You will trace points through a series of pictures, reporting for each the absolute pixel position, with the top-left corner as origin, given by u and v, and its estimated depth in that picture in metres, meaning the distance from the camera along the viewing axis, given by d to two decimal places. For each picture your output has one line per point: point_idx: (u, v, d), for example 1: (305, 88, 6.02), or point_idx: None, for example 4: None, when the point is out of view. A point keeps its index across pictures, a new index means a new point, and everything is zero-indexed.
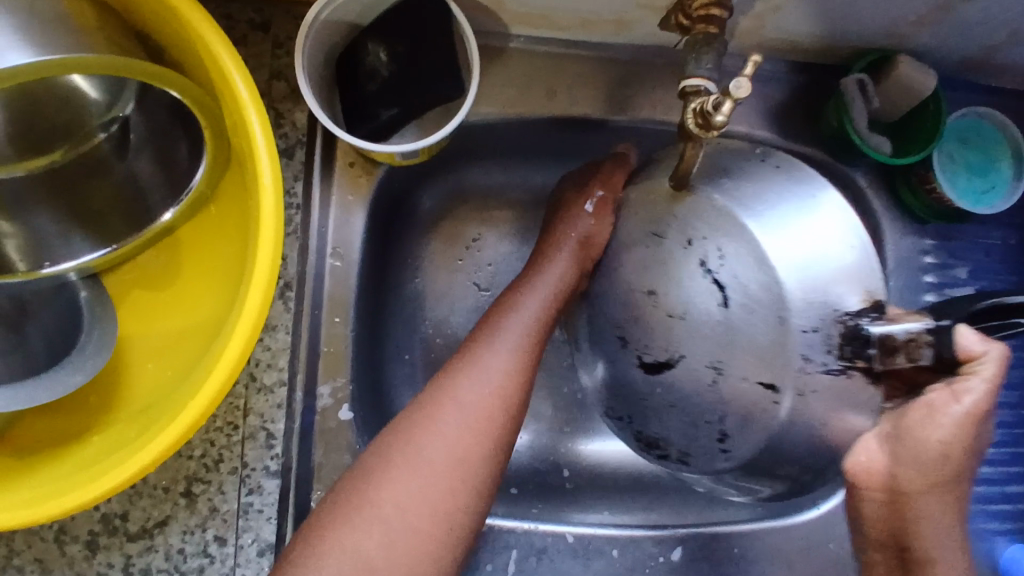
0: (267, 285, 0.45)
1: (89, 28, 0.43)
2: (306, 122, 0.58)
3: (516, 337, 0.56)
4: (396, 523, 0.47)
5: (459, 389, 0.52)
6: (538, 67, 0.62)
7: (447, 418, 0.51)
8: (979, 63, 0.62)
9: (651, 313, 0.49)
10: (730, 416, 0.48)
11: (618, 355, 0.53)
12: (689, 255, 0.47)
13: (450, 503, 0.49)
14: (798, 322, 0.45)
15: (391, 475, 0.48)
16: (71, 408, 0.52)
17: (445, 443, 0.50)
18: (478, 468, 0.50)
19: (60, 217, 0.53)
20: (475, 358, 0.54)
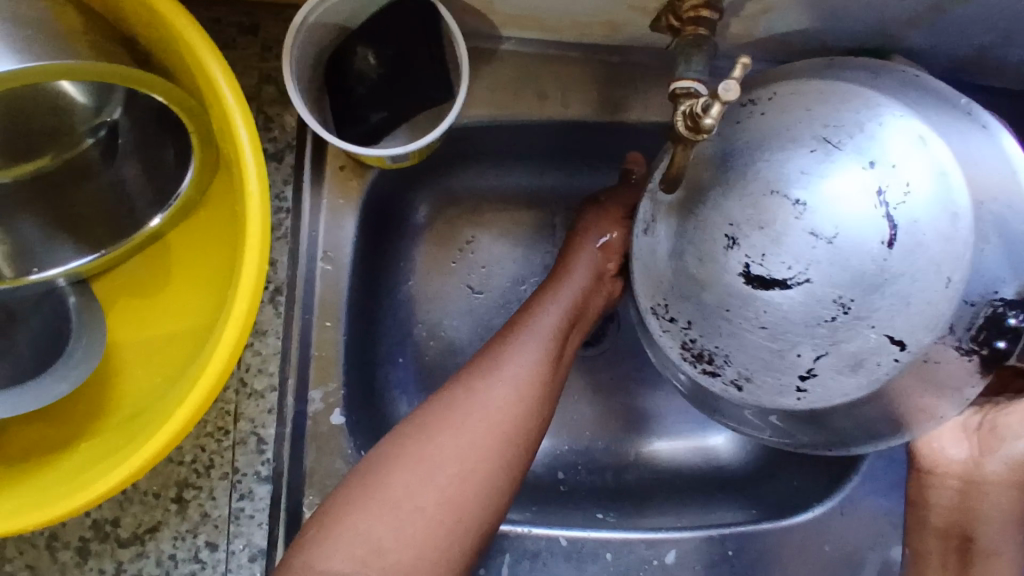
0: (254, 291, 0.45)
1: (75, 34, 0.42)
2: (295, 126, 0.57)
3: (524, 360, 0.55)
4: (425, 490, 0.49)
5: (489, 380, 0.54)
6: (530, 69, 0.61)
7: (469, 412, 0.52)
8: (973, 63, 0.61)
9: (782, 218, 0.40)
10: (837, 357, 0.41)
11: (705, 251, 0.42)
12: (864, 177, 0.40)
13: (461, 493, 0.50)
14: (962, 293, 0.41)
15: (404, 464, 0.49)
16: (58, 414, 0.52)
17: (466, 429, 0.51)
18: (499, 455, 0.52)
19: (46, 223, 0.52)
20: (481, 381, 0.54)
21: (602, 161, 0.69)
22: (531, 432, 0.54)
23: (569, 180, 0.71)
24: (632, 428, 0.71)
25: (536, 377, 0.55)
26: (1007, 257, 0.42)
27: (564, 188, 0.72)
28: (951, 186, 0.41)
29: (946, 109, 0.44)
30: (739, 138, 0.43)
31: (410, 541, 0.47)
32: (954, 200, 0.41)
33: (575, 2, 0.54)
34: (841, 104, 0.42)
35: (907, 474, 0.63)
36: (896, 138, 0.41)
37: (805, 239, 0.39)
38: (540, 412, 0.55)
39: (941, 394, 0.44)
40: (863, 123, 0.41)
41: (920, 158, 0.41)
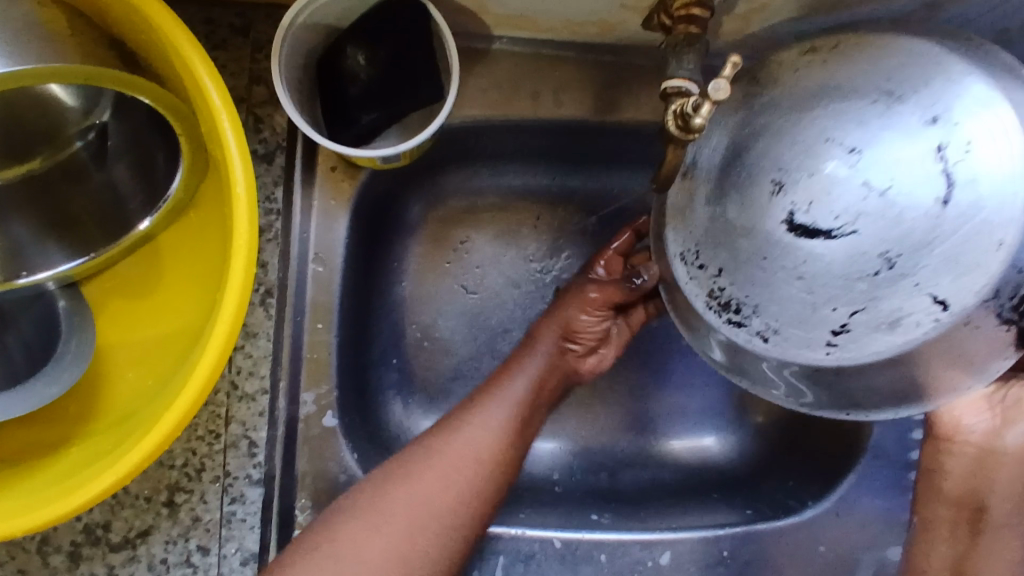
0: (242, 294, 0.45)
1: (59, 36, 0.42)
2: (286, 127, 0.57)
3: (494, 415, 0.59)
4: (376, 544, 0.53)
5: (455, 435, 0.58)
6: (523, 68, 0.61)
7: (427, 473, 0.56)
8: None
9: (835, 167, 0.36)
10: (877, 313, 0.37)
11: (749, 195, 0.39)
12: (930, 131, 0.36)
13: (407, 547, 0.53)
14: (1012, 257, 0.37)
15: (357, 520, 0.53)
16: (48, 418, 0.51)
17: (423, 483, 0.55)
18: (448, 518, 0.55)
19: (39, 226, 0.52)
20: (446, 435, 0.58)
21: (598, 160, 0.69)
22: (492, 486, 0.57)
23: (562, 179, 0.71)
24: (627, 429, 0.71)
25: (503, 434, 0.59)
26: None
27: (560, 187, 0.71)
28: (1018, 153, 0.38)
29: (1023, 79, 0.40)
30: (794, 88, 0.40)
31: None
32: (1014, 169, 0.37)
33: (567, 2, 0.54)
34: (902, 58, 0.39)
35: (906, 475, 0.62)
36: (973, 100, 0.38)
37: (858, 189, 0.36)
38: (501, 473, 0.58)
39: (967, 366, 0.43)
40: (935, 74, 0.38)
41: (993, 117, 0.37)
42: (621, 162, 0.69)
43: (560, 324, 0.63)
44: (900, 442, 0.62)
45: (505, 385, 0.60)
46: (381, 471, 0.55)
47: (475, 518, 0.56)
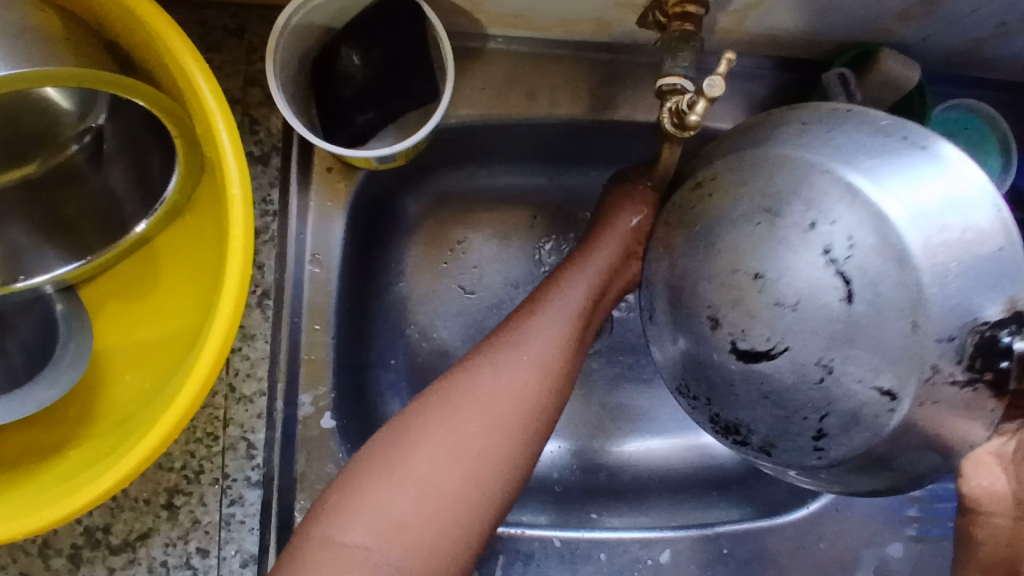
0: (238, 296, 0.45)
1: (53, 38, 0.42)
2: (282, 128, 0.57)
3: (551, 326, 0.52)
4: (447, 457, 0.45)
5: (515, 346, 0.51)
6: (518, 68, 0.61)
7: (493, 375, 0.49)
8: (968, 56, 0.60)
9: (749, 296, 0.39)
10: (834, 413, 0.40)
11: (693, 326, 0.42)
12: (812, 240, 0.38)
13: (480, 463, 0.46)
14: (936, 334, 0.37)
15: (429, 426, 0.46)
16: (44, 422, 0.51)
17: (488, 395, 0.48)
18: (525, 424, 0.48)
19: (33, 230, 0.52)
20: (507, 346, 0.51)
21: (595, 158, 0.69)
22: (554, 398, 0.50)
23: (558, 178, 0.71)
24: (626, 427, 0.71)
25: (563, 347, 0.52)
26: (992, 276, 0.38)
27: (556, 186, 0.71)
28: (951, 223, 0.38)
29: (914, 135, 0.40)
30: (698, 225, 0.43)
31: (431, 510, 0.44)
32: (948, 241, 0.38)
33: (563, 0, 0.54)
34: (784, 168, 0.41)
35: None
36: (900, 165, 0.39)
37: (771, 311, 0.39)
38: (561, 385, 0.51)
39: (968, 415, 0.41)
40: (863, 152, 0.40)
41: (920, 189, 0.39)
42: (618, 160, 0.69)
43: (609, 236, 0.57)
44: None
45: (560, 290, 0.54)
46: (438, 388, 0.49)
47: (539, 431, 0.49)
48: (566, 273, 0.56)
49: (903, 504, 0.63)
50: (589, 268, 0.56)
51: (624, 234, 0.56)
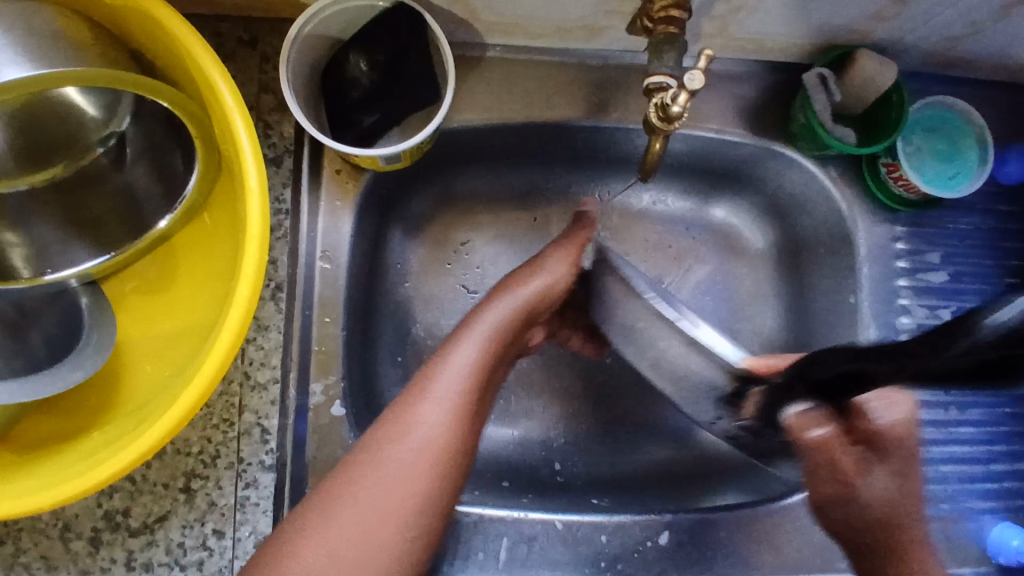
0: (255, 281, 0.48)
1: (83, 45, 0.46)
2: (293, 132, 0.60)
3: (456, 389, 0.53)
4: (357, 529, 0.47)
5: (423, 412, 0.51)
6: (515, 74, 0.64)
7: (423, 425, 0.51)
8: (942, 55, 0.63)
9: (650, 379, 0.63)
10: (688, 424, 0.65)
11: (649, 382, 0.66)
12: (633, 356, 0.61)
13: (388, 530, 0.48)
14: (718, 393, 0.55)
15: (346, 494, 0.48)
16: (68, 407, 0.54)
17: (394, 463, 0.49)
18: (444, 472, 0.50)
19: (63, 225, 0.56)
20: (411, 411, 0.51)
21: (591, 160, 0.72)
22: (465, 457, 0.52)
23: (556, 180, 0.74)
24: (626, 419, 0.73)
25: (468, 408, 0.53)
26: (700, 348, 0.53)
27: (553, 188, 0.75)
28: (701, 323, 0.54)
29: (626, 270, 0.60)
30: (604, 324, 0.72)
31: None
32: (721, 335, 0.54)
33: (554, 8, 0.57)
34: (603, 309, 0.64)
35: None
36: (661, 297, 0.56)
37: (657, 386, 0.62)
38: (469, 443, 0.53)
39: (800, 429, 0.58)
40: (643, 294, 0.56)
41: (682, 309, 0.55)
42: (613, 162, 0.72)
43: (528, 284, 0.59)
44: None
45: (470, 333, 0.55)
46: (349, 457, 0.50)
47: (450, 489, 0.51)
48: (472, 319, 0.57)
49: None
50: (492, 326, 0.56)
51: (527, 294, 0.58)
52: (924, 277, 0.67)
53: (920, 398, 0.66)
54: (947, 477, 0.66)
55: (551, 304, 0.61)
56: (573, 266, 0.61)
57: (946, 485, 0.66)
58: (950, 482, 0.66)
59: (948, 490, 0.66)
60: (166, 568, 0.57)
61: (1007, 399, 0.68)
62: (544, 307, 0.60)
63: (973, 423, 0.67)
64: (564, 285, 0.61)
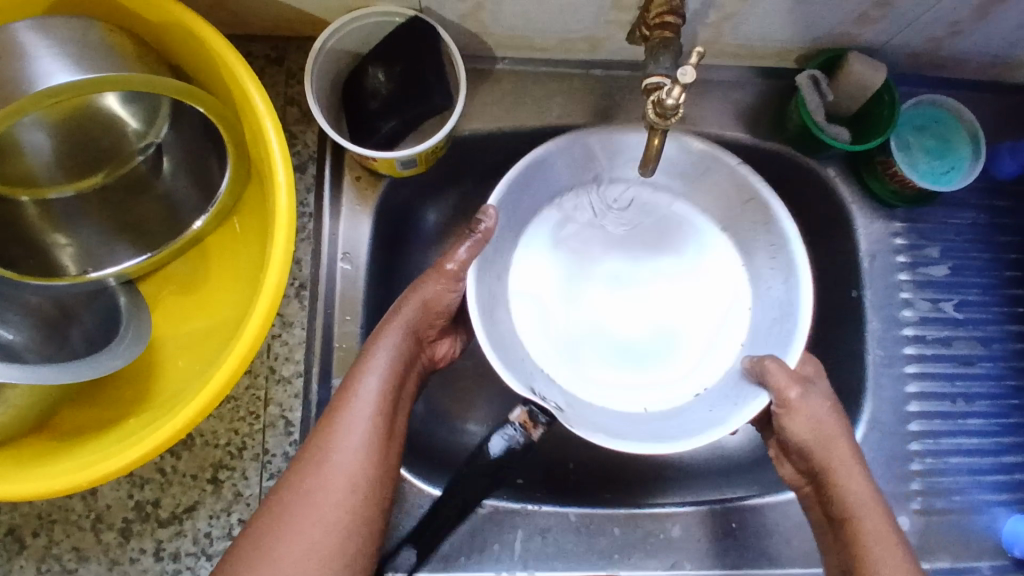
0: (282, 271, 0.51)
1: (130, 55, 0.50)
2: (316, 141, 0.64)
3: (364, 417, 0.54)
4: (303, 555, 0.50)
5: (337, 440, 0.53)
6: (523, 84, 0.68)
7: (338, 458, 0.53)
8: (927, 57, 0.66)
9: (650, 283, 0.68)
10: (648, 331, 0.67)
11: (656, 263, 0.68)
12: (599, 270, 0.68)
13: (336, 545, 0.51)
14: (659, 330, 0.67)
15: (286, 530, 0.51)
16: (108, 399, 0.57)
17: (321, 493, 0.52)
18: (373, 497, 0.54)
19: (106, 229, 0.60)
20: (326, 444, 0.53)
21: None
22: (390, 469, 0.55)
23: None
24: None
25: (380, 428, 0.55)
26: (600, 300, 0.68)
27: None
28: (586, 302, 0.68)
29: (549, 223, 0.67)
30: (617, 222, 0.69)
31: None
32: (603, 320, 0.67)
33: (557, 20, 0.62)
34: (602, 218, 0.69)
35: (902, 447, 0.66)
36: (561, 273, 0.68)
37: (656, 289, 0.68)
38: (390, 452, 0.55)
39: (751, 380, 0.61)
40: (521, 260, 0.67)
41: (574, 286, 0.68)
42: None
43: (404, 308, 0.58)
44: (893, 411, 0.67)
45: (365, 364, 0.56)
46: (276, 499, 0.52)
47: (383, 497, 0.54)
48: (370, 348, 0.57)
49: (906, 479, 0.66)
50: (383, 350, 0.56)
51: (416, 310, 0.58)
52: (924, 271, 0.69)
53: (916, 388, 0.67)
54: (958, 469, 0.67)
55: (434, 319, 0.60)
56: (454, 276, 0.58)
57: (957, 476, 0.67)
58: (961, 473, 0.67)
59: (960, 481, 0.67)
60: (193, 558, 0.58)
61: (1012, 390, 0.69)
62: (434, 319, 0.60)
63: (981, 414, 0.68)
64: (445, 302, 0.59)
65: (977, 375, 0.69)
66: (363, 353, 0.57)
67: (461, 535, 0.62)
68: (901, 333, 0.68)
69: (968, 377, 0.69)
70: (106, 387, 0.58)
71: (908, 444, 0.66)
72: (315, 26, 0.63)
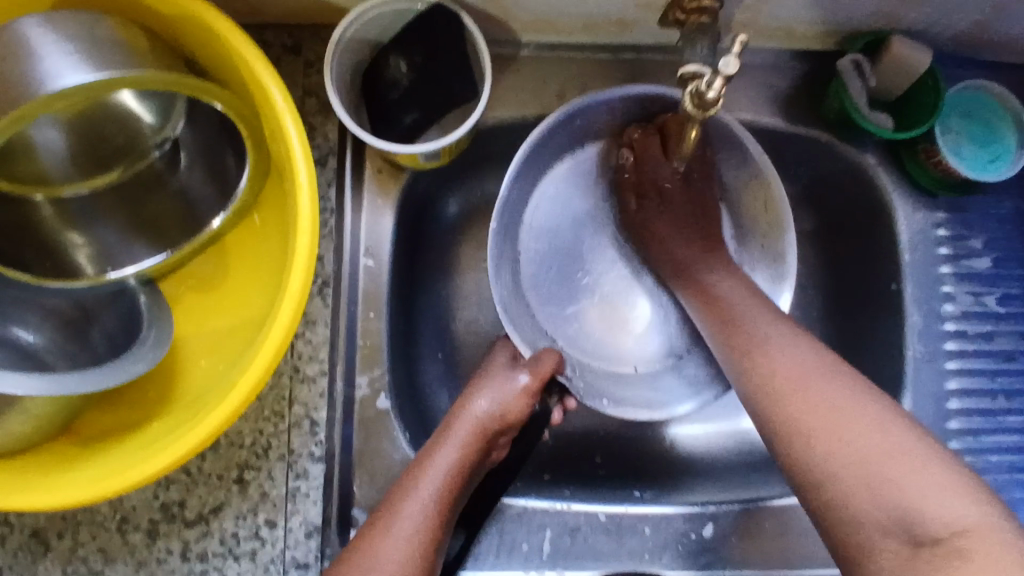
0: (306, 272, 0.50)
1: (143, 51, 0.48)
2: (336, 134, 0.63)
3: (414, 520, 0.54)
4: None
5: (390, 535, 0.54)
6: (548, 70, 0.66)
7: (384, 556, 0.53)
8: (975, 38, 0.63)
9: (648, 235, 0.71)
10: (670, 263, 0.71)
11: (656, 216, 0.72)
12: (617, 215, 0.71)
13: None
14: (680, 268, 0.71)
15: None
16: (131, 402, 0.56)
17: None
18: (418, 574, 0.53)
19: (123, 227, 0.59)
20: (376, 542, 0.53)
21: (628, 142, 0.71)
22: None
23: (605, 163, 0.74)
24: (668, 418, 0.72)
25: (427, 536, 0.54)
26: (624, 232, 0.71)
27: None
28: (589, 264, 0.71)
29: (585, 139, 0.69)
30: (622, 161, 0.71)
31: None
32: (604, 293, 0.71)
33: (586, 4, 0.59)
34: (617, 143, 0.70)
35: (941, 445, 0.64)
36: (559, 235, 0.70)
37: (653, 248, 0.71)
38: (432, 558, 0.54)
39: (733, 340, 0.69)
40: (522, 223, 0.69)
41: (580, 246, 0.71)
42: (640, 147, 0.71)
43: (473, 407, 0.61)
44: (932, 408, 0.65)
45: (425, 467, 0.57)
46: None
47: None
48: (431, 451, 0.58)
49: None
50: (443, 456, 0.58)
51: (481, 417, 0.60)
52: (966, 262, 0.66)
53: (957, 384, 0.65)
54: (998, 467, 0.65)
55: (506, 426, 0.62)
56: (527, 389, 0.62)
57: (997, 475, 0.65)
58: (1000, 471, 0.65)
59: (1000, 480, 0.65)
60: (221, 558, 0.58)
61: None
62: (499, 429, 0.61)
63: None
64: (518, 411, 0.62)
65: (1020, 371, 0.66)
66: (424, 454, 0.58)
67: (488, 535, 0.62)
68: (943, 327, 0.66)
69: (1011, 372, 0.66)
70: (128, 389, 0.57)
71: (947, 441, 0.64)
72: (333, 13, 0.60)
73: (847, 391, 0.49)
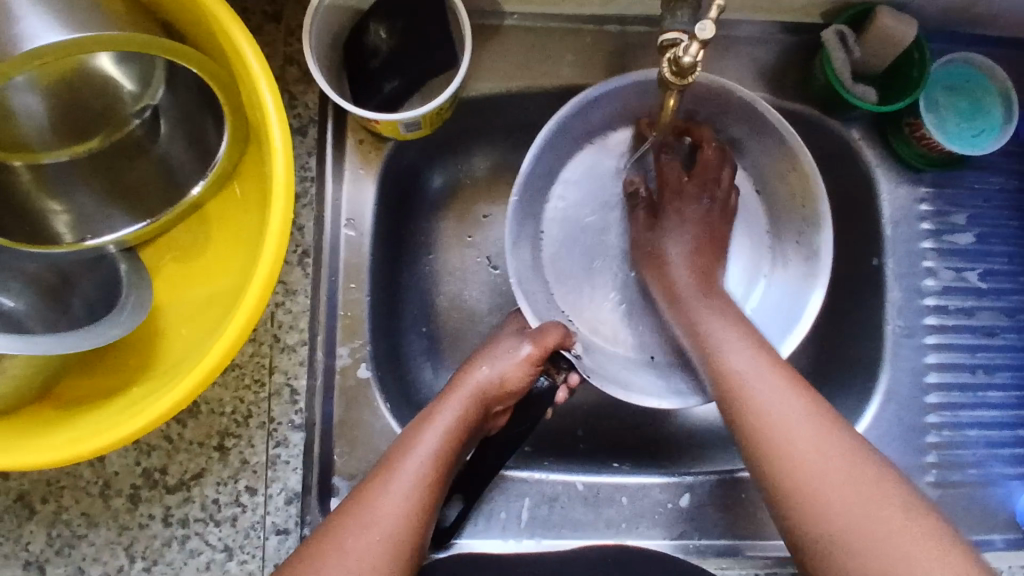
0: (281, 239, 0.50)
1: (118, 16, 0.49)
2: (317, 102, 0.62)
3: (410, 474, 0.54)
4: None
5: (388, 486, 0.53)
6: (533, 41, 0.65)
7: (381, 505, 0.52)
8: (962, 12, 0.62)
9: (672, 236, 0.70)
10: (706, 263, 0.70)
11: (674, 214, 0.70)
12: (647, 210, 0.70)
13: None
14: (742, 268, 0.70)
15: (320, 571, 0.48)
16: (112, 368, 0.57)
17: (355, 536, 0.50)
18: (406, 552, 0.51)
19: (103, 195, 0.59)
20: (372, 496, 0.52)
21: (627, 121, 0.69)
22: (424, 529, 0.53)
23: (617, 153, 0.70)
24: None
25: (423, 492, 0.54)
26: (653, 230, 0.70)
27: None
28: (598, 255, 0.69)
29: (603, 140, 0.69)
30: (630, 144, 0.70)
31: None
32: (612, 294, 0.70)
33: None
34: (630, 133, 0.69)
35: (919, 419, 0.65)
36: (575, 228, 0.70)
37: None
38: (429, 514, 0.53)
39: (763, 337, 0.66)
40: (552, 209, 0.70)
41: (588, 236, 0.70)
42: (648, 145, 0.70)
43: (476, 375, 0.60)
44: (911, 383, 0.65)
45: (426, 428, 0.57)
46: (313, 538, 0.51)
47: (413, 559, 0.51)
48: (431, 413, 0.58)
49: (922, 450, 0.65)
50: (444, 418, 0.57)
51: (481, 386, 0.60)
52: (949, 239, 0.66)
53: (935, 359, 0.65)
54: (975, 442, 0.65)
55: (505, 397, 0.61)
56: (530, 357, 0.61)
57: (973, 449, 0.65)
58: (978, 446, 0.65)
59: (977, 454, 0.65)
60: (202, 523, 0.59)
61: None
62: (496, 399, 0.61)
63: (1001, 387, 0.66)
64: (519, 382, 0.61)
65: (999, 347, 0.67)
66: (425, 417, 0.58)
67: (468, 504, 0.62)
68: (924, 303, 0.66)
69: (991, 349, 0.66)
70: (109, 354, 0.57)
71: (925, 416, 0.65)
72: None
73: (829, 436, 0.48)
